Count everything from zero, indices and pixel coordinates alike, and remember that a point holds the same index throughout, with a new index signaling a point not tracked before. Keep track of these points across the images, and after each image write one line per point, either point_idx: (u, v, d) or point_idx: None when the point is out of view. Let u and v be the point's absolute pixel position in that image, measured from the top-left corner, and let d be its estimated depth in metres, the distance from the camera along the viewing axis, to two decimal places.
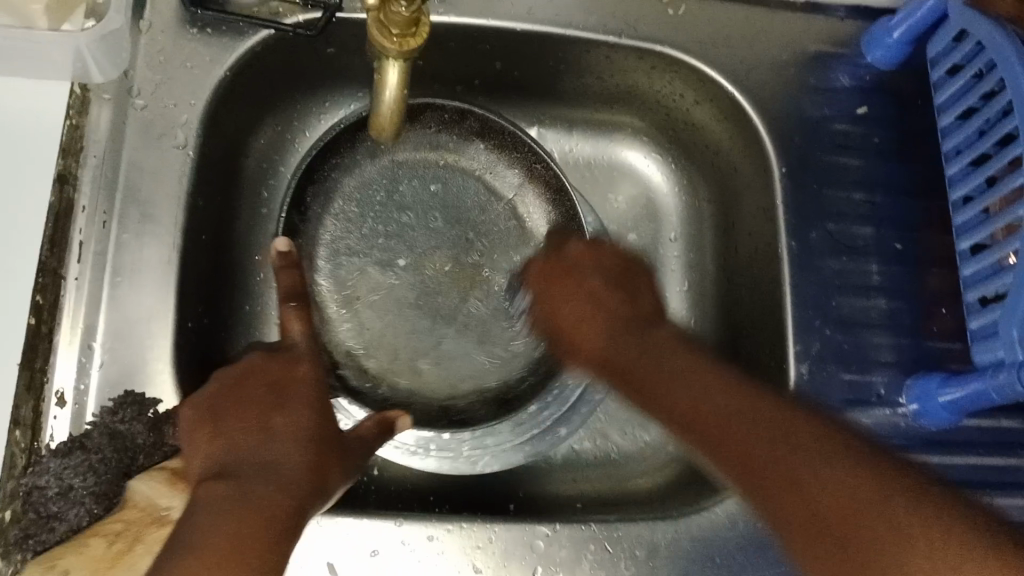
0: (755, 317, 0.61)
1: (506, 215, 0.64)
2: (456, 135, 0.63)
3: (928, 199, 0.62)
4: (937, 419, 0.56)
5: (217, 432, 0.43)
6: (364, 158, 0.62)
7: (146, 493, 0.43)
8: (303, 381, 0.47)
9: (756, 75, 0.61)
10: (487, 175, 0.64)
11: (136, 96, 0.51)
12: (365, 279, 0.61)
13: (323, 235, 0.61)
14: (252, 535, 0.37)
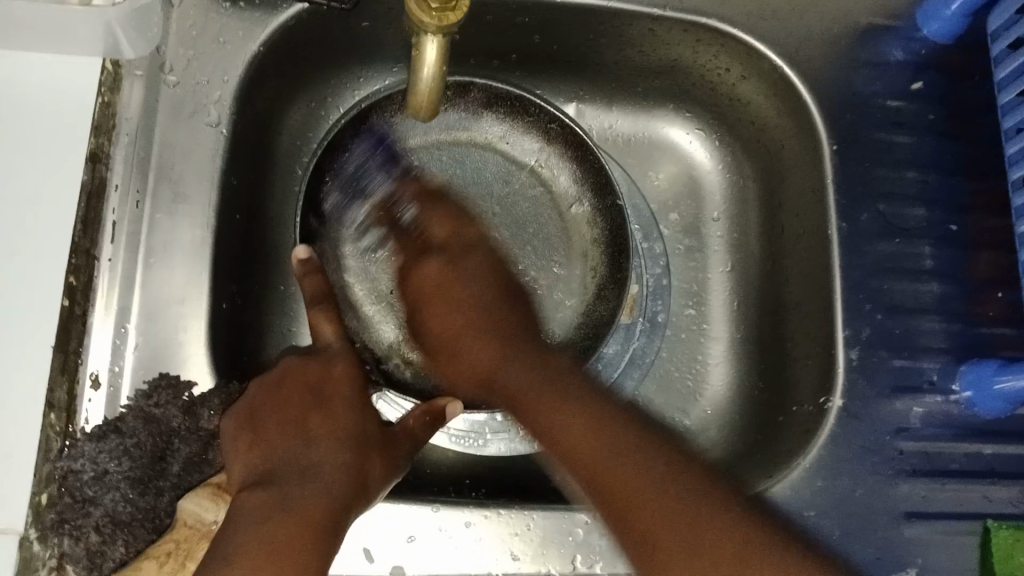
0: (802, 300, 0.59)
1: (530, 182, 0.64)
2: (465, 110, 0.63)
3: (984, 178, 0.59)
4: (991, 408, 0.54)
5: (257, 441, 0.44)
6: (381, 146, 0.61)
7: (191, 509, 0.43)
8: (342, 382, 0.47)
9: (805, 49, 0.59)
10: (501, 145, 0.64)
11: (167, 73, 0.50)
12: (396, 270, 0.60)
13: (350, 232, 0.60)
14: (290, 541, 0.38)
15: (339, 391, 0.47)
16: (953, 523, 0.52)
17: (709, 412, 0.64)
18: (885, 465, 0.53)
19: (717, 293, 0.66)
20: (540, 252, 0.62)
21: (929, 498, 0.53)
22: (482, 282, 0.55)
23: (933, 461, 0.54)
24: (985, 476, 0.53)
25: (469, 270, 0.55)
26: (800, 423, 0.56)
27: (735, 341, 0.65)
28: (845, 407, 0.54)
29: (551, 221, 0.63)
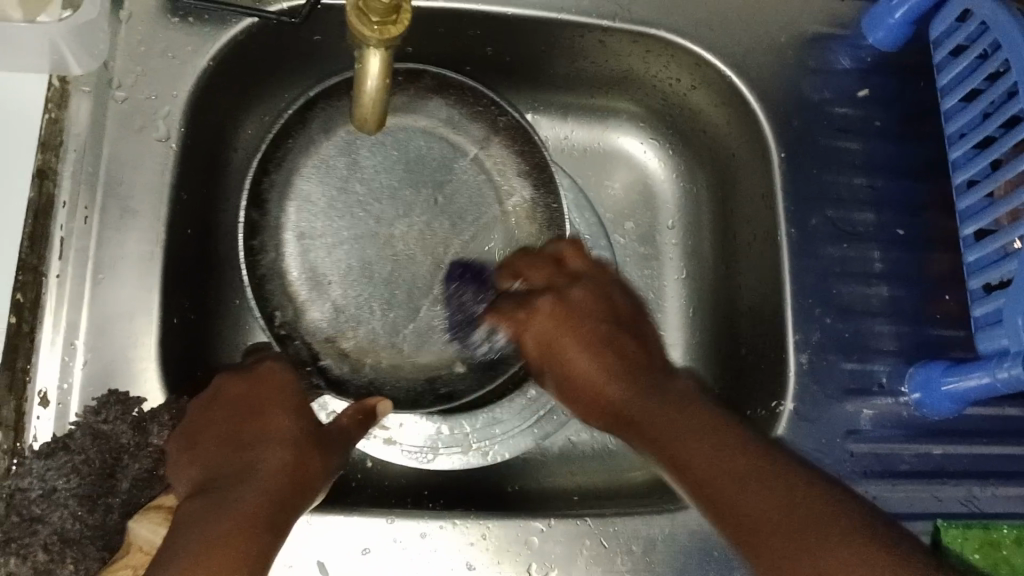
0: (756, 306, 0.60)
1: (473, 171, 0.61)
2: (410, 94, 0.60)
3: (929, 182, 0.60)
4: (939, 408, 0.55)
5: (198, 457, 0.43)
6: (319, 133, 0.58)
7: (144, 535, 0.42)
8: (276, 386, 0.46)
9: (754, 57, 0.60)
10: (449, 132, 0.61)
11: (116, 87, 0.50)
12: (337, 261, 0.58)
13: (285, 223, 0.57)
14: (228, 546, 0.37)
15: (272, 393, 0.45)
16: (905, 523, 0.53)
17: None
18: (838, 467, 0.54)
19: (672, 299, 0.67)
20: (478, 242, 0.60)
21: (882, 498, 0.54)
22: (592, 317, 0.51)
23: (884, 461, 0.54)
24: (936, 475, 0.54)
25: (558, 316, 0.51)
26: (755, 427, 0.57)
27: (691, 346, 0.66)
28: (797, 410, 0.54)
29: (498, 217, 0.60)
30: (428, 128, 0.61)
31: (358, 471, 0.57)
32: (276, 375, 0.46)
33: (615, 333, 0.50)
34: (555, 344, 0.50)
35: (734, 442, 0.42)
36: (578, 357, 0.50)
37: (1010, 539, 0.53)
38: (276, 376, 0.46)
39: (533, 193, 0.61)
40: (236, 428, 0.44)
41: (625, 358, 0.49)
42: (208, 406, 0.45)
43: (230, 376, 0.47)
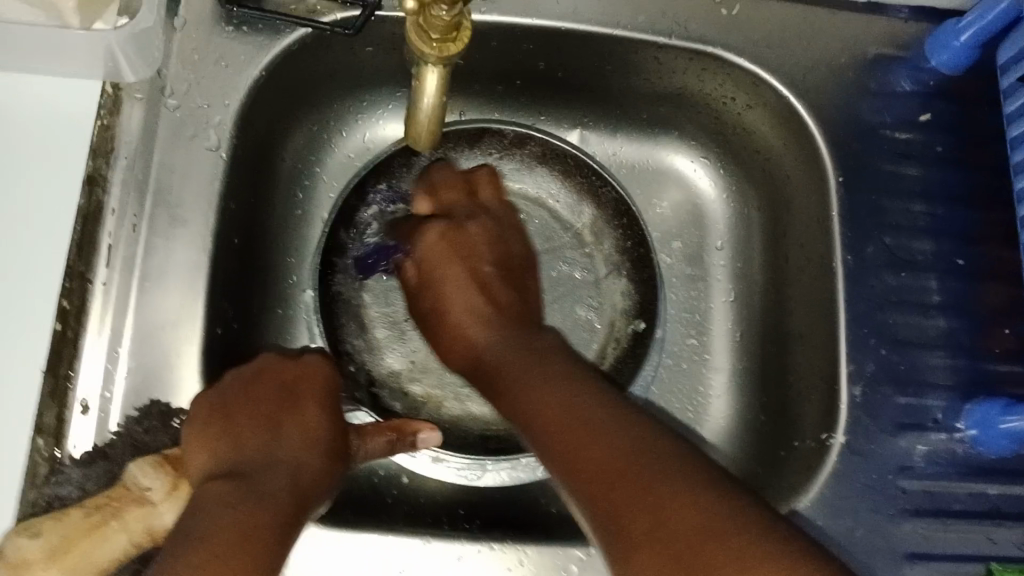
0: (806, 334, 0.59)
1: (572, 245, 0.63)
2: (518, 161, 0.63)
3: (992, 210, 0.58)
4: (996, 448, 0.53)
5: (227, 434, 0.42)
6: None
7: (133, 472, 0.42)
8: (316, 387, 0.47)
9: (812, 79, 0.59)
10: (554, 205, 0.64)
11: (168, 95, 0.50)
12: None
13: None
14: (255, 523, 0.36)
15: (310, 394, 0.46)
16: (956, 565, 0.51)
17: (710, 443, 0.63)
18: (888, 504, 0.52)
19: (720, 322, 0.66)
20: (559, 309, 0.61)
21: (933, 538, 0.52)
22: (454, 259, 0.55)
23: (937, 500, 0.53)
24: (990, 516, 0.52)
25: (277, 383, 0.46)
26: (802, 458, 0.55)
27: (737, 372, 0.64)
28: (847, 443, 0.53)
29: (584, 284, 0.62)
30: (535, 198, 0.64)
31: (394, 488, 0.56)
32: (321, 378, 0.47)
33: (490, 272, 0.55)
34: (441, 312, 0.54)
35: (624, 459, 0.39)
36: (458, 291, 0.54)
37: None
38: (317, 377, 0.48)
39: (625, 266, 0.62)
40: (274, 416, 0.44)
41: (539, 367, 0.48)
42: (250, 383, 0.46)
43: (275, 361, 0.48)
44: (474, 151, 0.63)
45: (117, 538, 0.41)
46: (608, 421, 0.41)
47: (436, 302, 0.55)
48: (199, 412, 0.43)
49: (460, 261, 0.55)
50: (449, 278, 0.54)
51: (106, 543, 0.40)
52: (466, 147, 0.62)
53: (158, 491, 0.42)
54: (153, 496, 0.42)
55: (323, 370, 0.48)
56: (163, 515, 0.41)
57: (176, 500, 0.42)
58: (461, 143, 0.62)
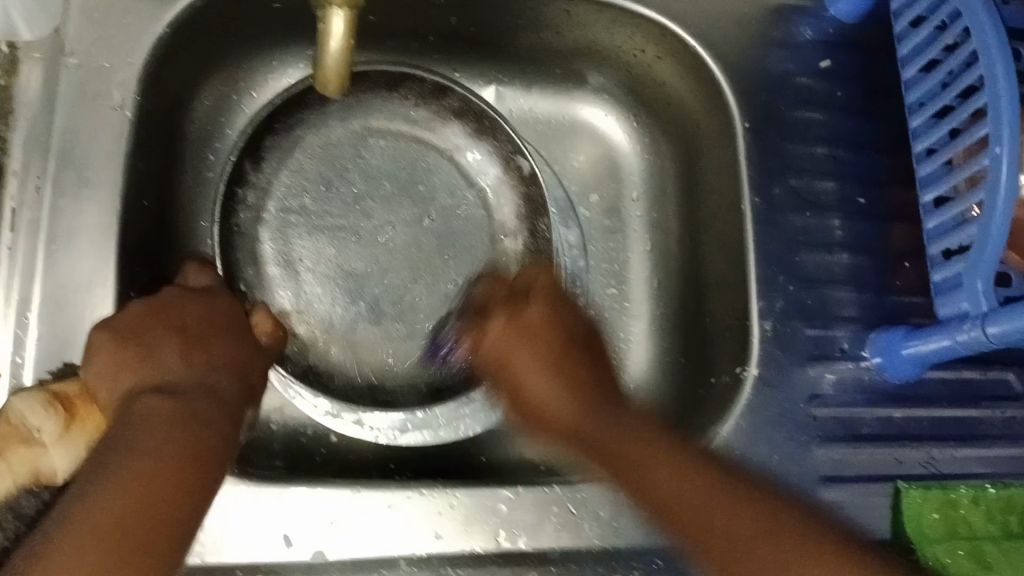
0: (719, 278, 0.61)
1: (473, 203, 0.64)
2: (432, 111, 0.63)
3: (889, 152, 0.61)
4: (899, 373, 0.55)
5: (147, 358, 0.42)
6: (336, 120, 0.62)
7: (19, 410, 0.42)
8: (218, 314, 0.47)
9: (718, 28, 0.60)
10: (460, 159, 0.64)
11: (69, 54, 0.49)
12: (311, 243, 0.61)
13: (275, 189, 0.61)
14: (177, 463, 0.38)
15: (223, 325, 0.47)
16: (866, 485, 0.54)
17: (631, 388, 0.64)
18: (801, 432, 0.54)
19: (639, 272, 0.67)
20: (444, 267, 0.62)
21: (845, 462, 0.54)
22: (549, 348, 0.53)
23: (847, 426, 0.55)
24: (897, 438, 0.55)
25: (191, 312, 0.46)
26: (719, 394, 0.57)
27: (656, 318, 0.66)
28: (761, 376, 0.55)
29: (481, 243, 0.63)
30: (439, 147, 0.64)
31: (324, 448, 0.57)
32: (222, 308, 0.48)
33: (592, 380, 0.52)
34: (510, 362, 0.53)
35: (704, 496, 0.45)
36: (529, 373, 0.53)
37: (967, 499, 0.54)
38: (220, 307, 0.48)
39: (522, 228, 0.63)
40: (198, 342, 0.44)
41: (567, 368, 0.52)
42: (160, 312, 0.45)
43: (180, 292, 0.48)
44: (391, 96, 0.63)
45: (1, 478, 0.41)
46: (658, 458, 0.48)
47: (512, 390, 0.54)
48: (107, 343, 0.43)
49: (537, 342, 0.53)
50: (532, 374, 0.53)
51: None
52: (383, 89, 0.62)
53: (49, 433, 0.42)
54: (44, 438, 0.42)
55: (224, 303, 0.49)
56: (53, 458, 0.42)
57: (66, 442, 0.42)
58: (379, 84, 0.61)
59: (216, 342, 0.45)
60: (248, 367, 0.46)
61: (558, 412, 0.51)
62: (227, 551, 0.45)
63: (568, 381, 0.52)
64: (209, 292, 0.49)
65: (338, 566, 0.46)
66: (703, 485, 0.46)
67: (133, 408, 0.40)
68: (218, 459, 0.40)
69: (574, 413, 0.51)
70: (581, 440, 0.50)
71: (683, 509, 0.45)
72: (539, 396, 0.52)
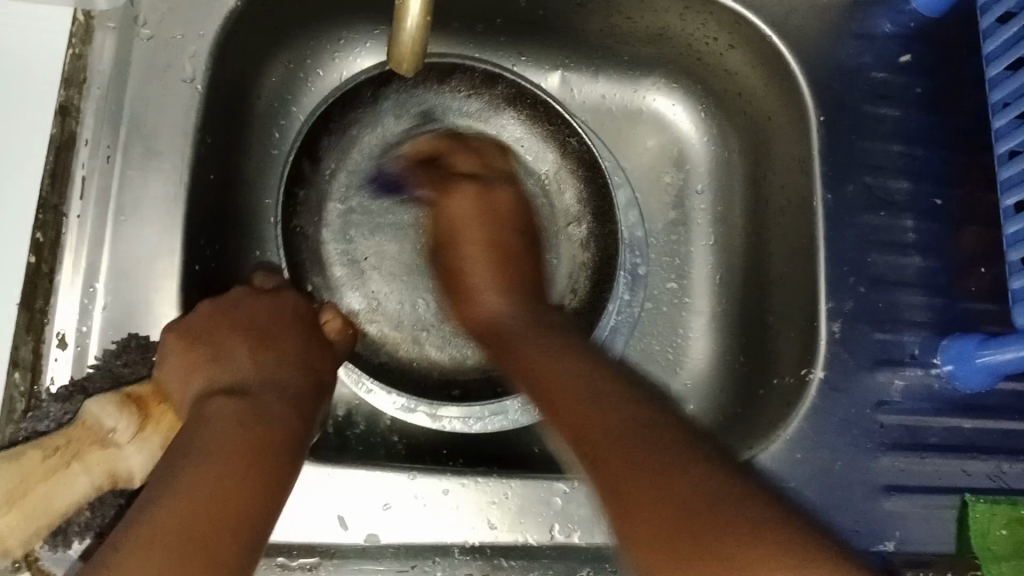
0: (785, 275, 0.59)
1: (536, 191, 0.64)
2: (485, 102, 0.63)
3: (969, 152, 0.59)
4: (971, 382, 0.53)
5: (220, 358, 0.45)
6: (391, 118, 0.62)
7: (94, 412, 0.42)
8: (281, 314, 0.49)
9: (795, 18, 0.58)
10: (519, 151, 0.64)
11: (141, 25, 0.48)
12: (375, 241, 0.60)
13: (334, 191, 0.61)
14: (250, 451, 0.40)
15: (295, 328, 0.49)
16: (931, 496, 0.52)
17: (688, 385, 0.63)
18: (866, 438, 0.53)
19: (701, 265, 0.66)
20: None
21: (909, 471, 0.53)
22: (528, 324, 0.52)
23: (913, 434, 0.53)
24: (964, 449, 0.53)
25: (257, 312, 0.49)
26: (781, 395, 0.56)
27: (716, 315, 0.64)
28: (826, 379, 0.53)
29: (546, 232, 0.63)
30: (497, 138, 0.64)
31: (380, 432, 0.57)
32: (288, 303, 0.51)
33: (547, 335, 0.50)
34: (455, 234, 0.57)
35: (598, 405, 0.42)
36: (487, 293, 0.55)
37: None
38: (286, 305, 0.50)
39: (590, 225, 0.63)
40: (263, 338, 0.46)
41: (501, 250, 0.57)
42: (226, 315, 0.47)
43: (249, 294, 0.50)
44: (442, 89, 0.62)
45: (80, 480, 0.41)
46: (566, 383, 0.44)
47: (450, 264, 0.57)
48: (178, 347, 0.44)
49: (485, 224, 0.57)
50: (518, 338, 0.50)
51: (70, 486, 0.40)
52: (434, 84, 0.61)
53: (123, 433, 0.42)
54: (119, 438, 0.42)
55: (294, 302, 0.51)
56: (128, 458, 0.42)
57: (141, 443, 0.42)
58: (431, 78, 0.61)
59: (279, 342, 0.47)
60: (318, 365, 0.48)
61: (489, 300, 0.54)
62: (282, 530, 0.45)
63: (501, 268, 0.56)
64: (279, 291, 0.51)
65: (391, 550, 0.46)
66: (567, 360, 0.46)
67: (205, 407, 0.42)
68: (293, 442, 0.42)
69: (510, 310, 0.53)
70: (481, 325, 0.54)
71: (532, 374, 0.46)
72: (520, 367, 0.47)
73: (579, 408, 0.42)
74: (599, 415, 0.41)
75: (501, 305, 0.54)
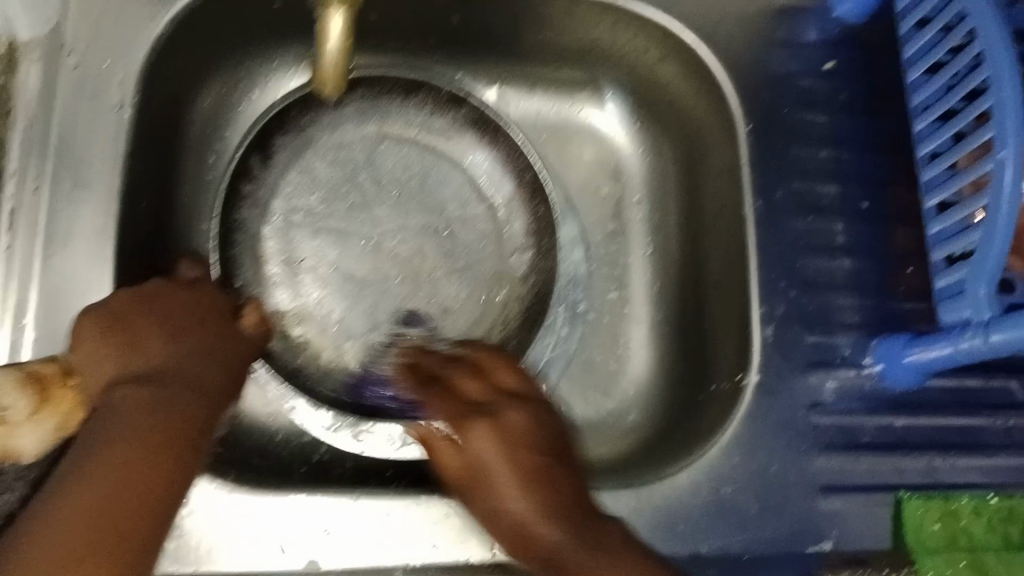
0: (720, 282, 0.60)
1: (483, 218, 0.64)
2: (449, 120, 0.64)
3: (894, 156, 0.61)
4: (901, 380, 0.55)
5: (133, 344, 0.43)
6: (350, 120, 0.63)
7: None
8: (201, 304, 0.48)
9: (721, 30, 0.59)
10: (471, 172, 0.64)
11: (67, 53, 0.48)
12: (314, 244, 0.61)
13: (282, 187, 0.61)
14: (155, 449, 0.39)
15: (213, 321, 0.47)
16: (867, 494, 0.54)
17: (631, 392, 0.64)
18: (801, 440, 0.54)
19: (639, 274, 0.66)
20: (456, 278, 0.62)
21: (844, 470, 0.54)
22: (517, 449, 0.46)
23: (847, 434, 0.55)
24: (897, 447, 0.55)
25: (175, 298, 0.47)
26: (718, 400, 0.57)
27: (656, 322, 0.65)
28: (761, 382, 0.55)
29: (489, 256, 0.63)
30: (454, 157, 0.64)
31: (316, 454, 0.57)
32: (207, 292, 0.49)
33: (548, 461, 0.47)
34: (472, 455, 0.47)
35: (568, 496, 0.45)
36: (483, 438, 0.47)
37: (968, 508, 0.54)
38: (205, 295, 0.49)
39: (532, 246, 0.63)
40: (180, 327, 0.45)
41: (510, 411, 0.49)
42: (146, 297, 0.46)
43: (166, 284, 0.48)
44: (405, 104, 0.63)
45: None
46: (508, 476, 0.46)
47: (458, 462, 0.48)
48: (90, 330, 0.43)
49: (487, 408, 0.49)
50: (501, 470, 0.46)
51: None
52: (398, 95, 0.63)
53: (20, 413, 0.41)
54: (13, 416, 0.41)
55: (212, 294, 0.49)
56: (24, 435, 0.42)
57: (37, 423, 0.41)
58: (394, 91, 0.63)
59: (197, 331, 0.46)
60: (234, 361, 0.47)
61: (496, 462, 0.46)
62: (224, 560, 0.45)
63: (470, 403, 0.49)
64: (194, 283, 0.49)
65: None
66: (560, 474, 0.46)
67: (110, 399, 0.41)
68: (196, 442, 0.41)
69: (488, 441, 0.47)
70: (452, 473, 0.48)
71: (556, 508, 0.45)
72: (520, 524, 0.45)
73: (524, 467, 0.46)
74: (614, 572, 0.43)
75: (512, 493, 0.45)
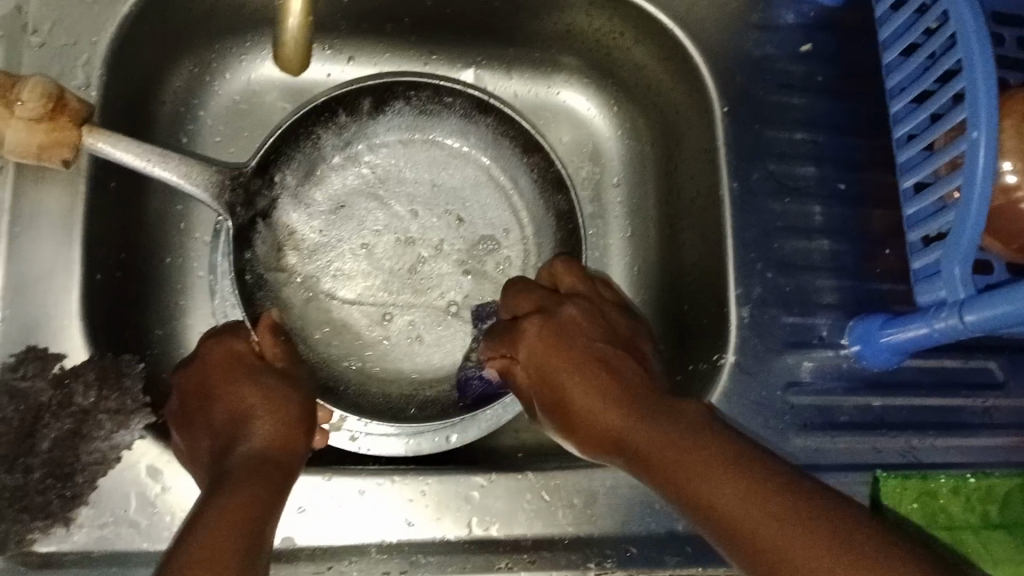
0: (697, 264, 0.60)
1: (513, 251, 0.63)
2: (525, 170, 0.62)
3: (871, 137, 0.60)
4: (878, 360, 0.55)
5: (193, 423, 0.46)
6: (457, 129, 0.62)
7: (25, 89, 0.44)
8: (234, 359, 0.48)
9: (696, 11, 0.59)
10: (514, 197, 0.63)
11: (32, 33, 0.48)
12: (368, 208, 0.61)
13: (376, 136, 0.62)
14: (251, 491, 0.39)
15: (240, 365, 0.48)
16: (845, 474, 0.54)
17: None
18: (778, 420, 0.54)
19: (618, 259, 0.66)
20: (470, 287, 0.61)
21: (823, 450, 0.54)
22: (549, 347, 0.49)
23: (825, 414, 0.55)
24: (875, 426, 0.55)
25: (219, 362, 0.48)
26: (696, 381, 0.57)
27: (635, 305, 0.65)
28: (738, 363, 0.55)
29: (509, 256, 0.63)
30: (506, 189, 0.63)
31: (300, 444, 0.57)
32: (237, 347, 0.49)
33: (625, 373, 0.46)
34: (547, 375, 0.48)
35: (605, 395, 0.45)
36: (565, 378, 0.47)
37: (947, 487, 0.54)
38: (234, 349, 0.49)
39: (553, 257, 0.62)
40: (221, 386, 0.46)
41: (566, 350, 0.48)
42: (196, 407, 0.46)
43: (214, 348, 0.49)
44: (498, 139, 0.62)
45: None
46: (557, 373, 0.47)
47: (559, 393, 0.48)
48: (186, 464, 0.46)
49: (536, 349, 0.49)
50: (562, 373, 0.47)
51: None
52: (499, 134, 0.61)
53: (27, 113, 0.44)
54: (20, 109, 0.44)
55: (242, 347, 0.49)
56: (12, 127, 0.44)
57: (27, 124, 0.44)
58: (493, 123, 0.60)
59: (240, 382, 0.46)
60: (289, 393, 0.47)
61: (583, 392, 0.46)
62: None
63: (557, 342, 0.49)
64: (226, 339, 0.49)
65: (308, 552, 0.46)
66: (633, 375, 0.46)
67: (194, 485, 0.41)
68: (281, 482, 0.41)
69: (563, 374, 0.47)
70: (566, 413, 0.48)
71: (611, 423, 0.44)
72: (589, 426, 0.45)
73: (559, 379, 0.47)
74: (668, 448, 0.41)
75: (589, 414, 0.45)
